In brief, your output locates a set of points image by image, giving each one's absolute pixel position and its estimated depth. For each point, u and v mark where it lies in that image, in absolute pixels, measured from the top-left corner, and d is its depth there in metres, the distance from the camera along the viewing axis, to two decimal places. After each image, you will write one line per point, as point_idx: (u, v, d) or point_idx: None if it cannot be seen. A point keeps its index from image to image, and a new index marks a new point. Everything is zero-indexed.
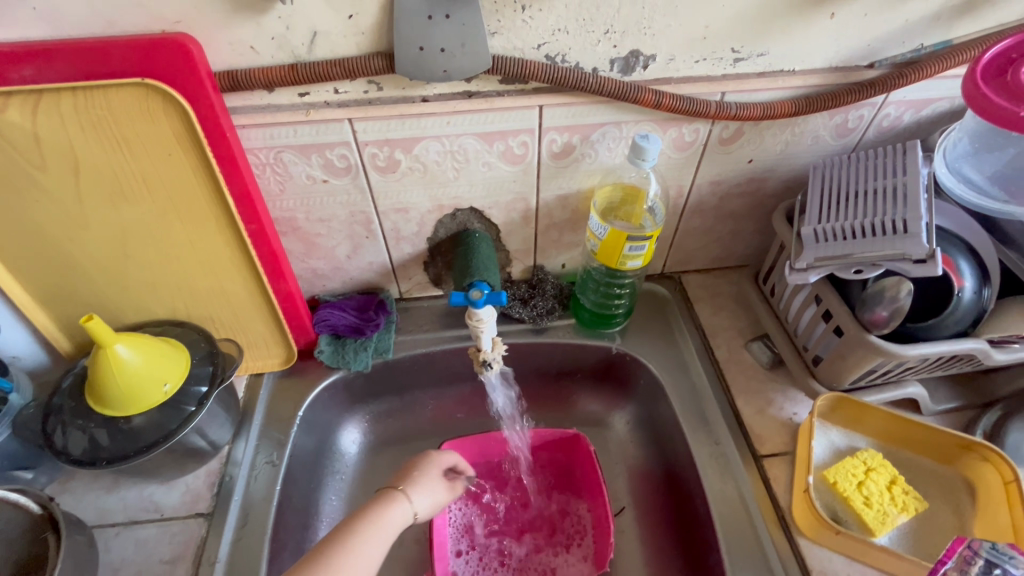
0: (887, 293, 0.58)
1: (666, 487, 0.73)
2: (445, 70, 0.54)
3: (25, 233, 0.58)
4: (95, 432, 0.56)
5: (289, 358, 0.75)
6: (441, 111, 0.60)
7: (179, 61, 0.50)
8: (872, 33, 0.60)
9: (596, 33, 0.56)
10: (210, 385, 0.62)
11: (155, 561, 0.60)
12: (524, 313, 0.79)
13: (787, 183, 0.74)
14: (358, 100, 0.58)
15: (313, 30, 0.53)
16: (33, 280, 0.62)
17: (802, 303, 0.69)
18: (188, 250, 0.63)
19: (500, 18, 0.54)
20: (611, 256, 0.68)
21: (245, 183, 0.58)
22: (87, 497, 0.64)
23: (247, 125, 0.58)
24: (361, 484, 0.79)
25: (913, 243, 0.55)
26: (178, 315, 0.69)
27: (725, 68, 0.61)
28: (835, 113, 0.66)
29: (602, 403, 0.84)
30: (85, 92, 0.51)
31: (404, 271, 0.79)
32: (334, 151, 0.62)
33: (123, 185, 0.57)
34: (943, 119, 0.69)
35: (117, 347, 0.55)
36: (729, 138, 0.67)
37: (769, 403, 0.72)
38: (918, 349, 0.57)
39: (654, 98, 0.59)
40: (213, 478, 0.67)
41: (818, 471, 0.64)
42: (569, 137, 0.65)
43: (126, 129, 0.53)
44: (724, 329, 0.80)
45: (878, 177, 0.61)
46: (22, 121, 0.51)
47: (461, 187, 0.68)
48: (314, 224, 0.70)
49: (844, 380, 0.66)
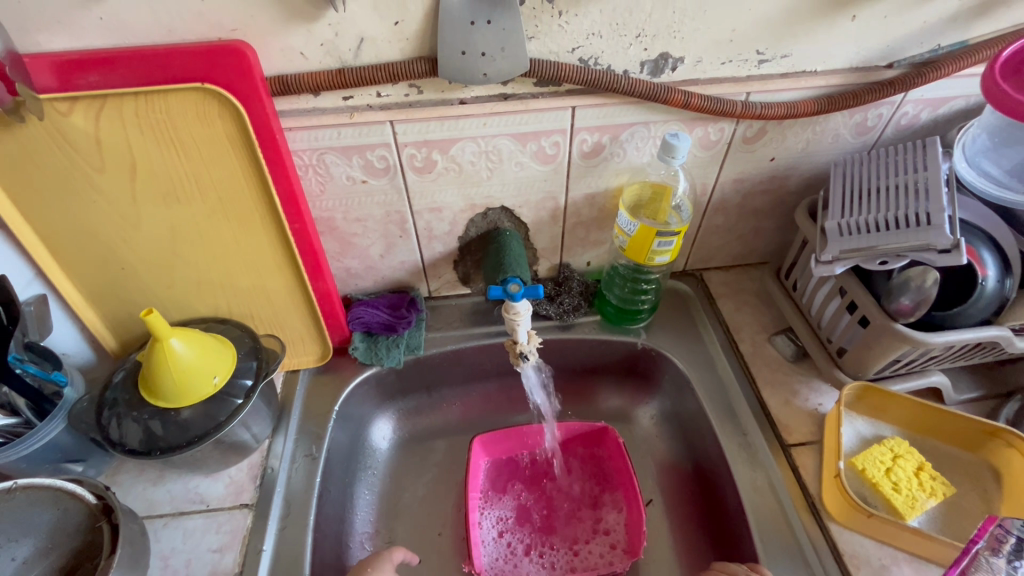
0: (912, 282, 0.59)
1: (695, 477, 0.75)
2: (485, 73, 0.57)
3: (80, 233, 0.61)
4: (149, 423, 0.58)
5: (324, 355, 0.77)
6: (478, 112, 0.62)
7: (237, 67, 0.53)
8: (891, 34, 0.62)
9: (628, 37, 0.59)
10: (255, 378, 0.64)
11: (203, 551, 0.62)
12: (551, 310, 0.81)
13: (808, 180, 0.76)
14: (399, 103, 0.61)
15: (360, 37, 0.55)
16: (84, 278, 0.64)
17: (826, 296, 0.71)
18: (234, 249, 0.65)
19: (538, 23, 0.56)
20: (640, 251, 0.70)
21: (291, 184, 0.61)
22: (135, 489, 0.66)
23: (294, 128, 0.61)
24: (393, 479, 0.80)
25: (936, 234, 0.56)
26: (220, 312, 0.71)
27: (750, 69, 0.63)
28: (856, 111, 0.69)
29: (627, 397, 0.85)
30: (146, 97, 0.53)
31: (434, 270, 0.81)
32: (374, 152, 0.64)
33: (175, 186, 0.59)
34: (959, 116, 0.71)
35: (171, 340, 0.58)
36: (753, 136, 0.69)
37: (794, 394, 0.74)
38: (944, 336, 0.59)
39: (683, 99, 0.62)
40: (255, 471, 0.68)
41: (846, 458, 0.66)
42: (599, 137, 0.67)
43: (183, 132, 0.56)
44: (747, 323, 0.82)
45: (900, 173, 0.64)
46: (85, 125, 0.54)
47: (493, 186, 0.71)
48: (351, 223, 0.72)
49: (869, 370, 0.68)
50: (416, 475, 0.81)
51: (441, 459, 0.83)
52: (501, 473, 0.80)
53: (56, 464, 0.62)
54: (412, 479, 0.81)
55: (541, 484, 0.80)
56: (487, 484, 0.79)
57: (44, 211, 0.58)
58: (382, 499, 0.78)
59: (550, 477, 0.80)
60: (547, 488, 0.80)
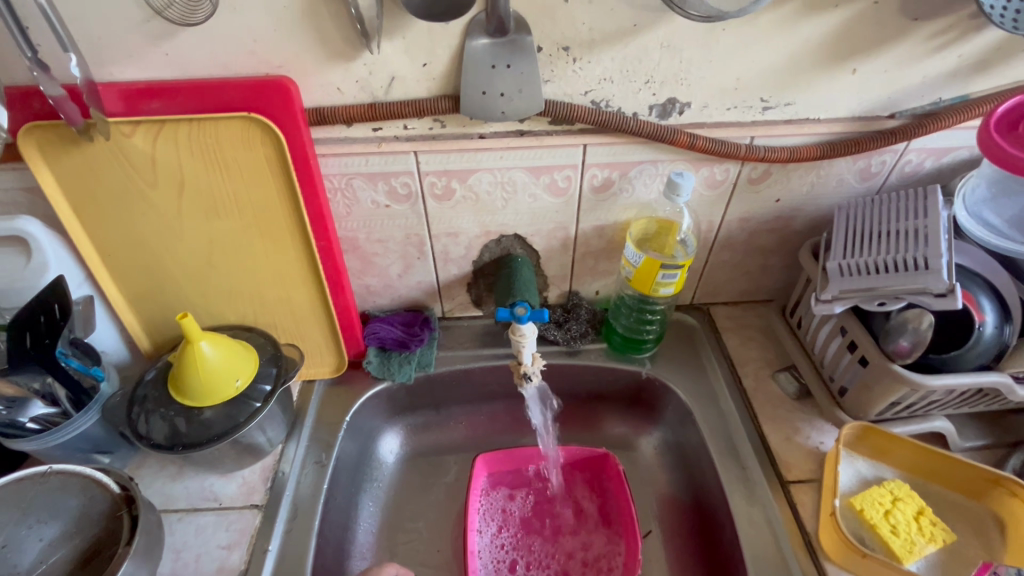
0: (910, 324, 0.60)
1: (694, 510, 0.75)
2: (503, 111, 0.62)
3: (128, 242, 0.67)
4: (175, 420, 0.63)
5: (339, 367, 0.81)
6: (496, 146, 0.67)
7: (280, 100, 0.59)
8: (891, 87, 0.65)
9: (638, 83, 0.63)
10: (274, 384, 0.67)
11: (212, 547, 0.65)
12: (558, 335, 0.84)
13: (813, 221, 0.79)
14: (424, 135, 0.66)
15: (392, 76, 0.61)
16: (128, 283, 0.70)
17: (828, 335, 0.72)
18: (264, 262, 0.70)
19: (554, 68, 0.61)
20: (645, 282, 0.73)
21: (320, 205, 0.66)
22: (154, 484, 0.70)
23: (327, 155, 0.66)
24: (397, 492, 0.83)
25: (934, 278, 0.58)
26: (246, 320, 0.76)
27: (754, 115, 0.67)
28: (859, 157, 0.71)
29: (631, 426, 0.86)
30: (199, 123, 0.59)
31: (448, 291, 0.85)
32: (398, 179, 0.69)
33: (216, 203, 0.65)
34: (963, 167, 0.73)
35: (201, 344, 0.62)
36: (758, 178, 0.73)
37: (795, 431, 0.74)
38: (942, 379, 0.60)
39: (689, 140, 0.66)
40: (267, 474, 0.72)
41: (845, 498, 0.66)
42: (609, 173, 0.71)
43: (228, 155, 0.62)
44: (751, 359, 0.83)
45: (901, 218, 0.65)
46: (144, 146, 0.60)
47: (508, 215, 0.75)
48: (373, 244, 0.77)
49: (871, 410, 0.68)
50: (419, 489, 0.83)
51: (445, 476, 0.85)
52: (502, 493, 0.82)
53: (86, 453, 0.67)
54: (414, 494, 0.83)
55: (543, 508, 0.81)
56: (488, 502, 0.81)
57: (100, 219, 0.65)
58: (384, 511, 0.80)
59: (551, 500, 0.82)
60: (547, 511, 0.81)
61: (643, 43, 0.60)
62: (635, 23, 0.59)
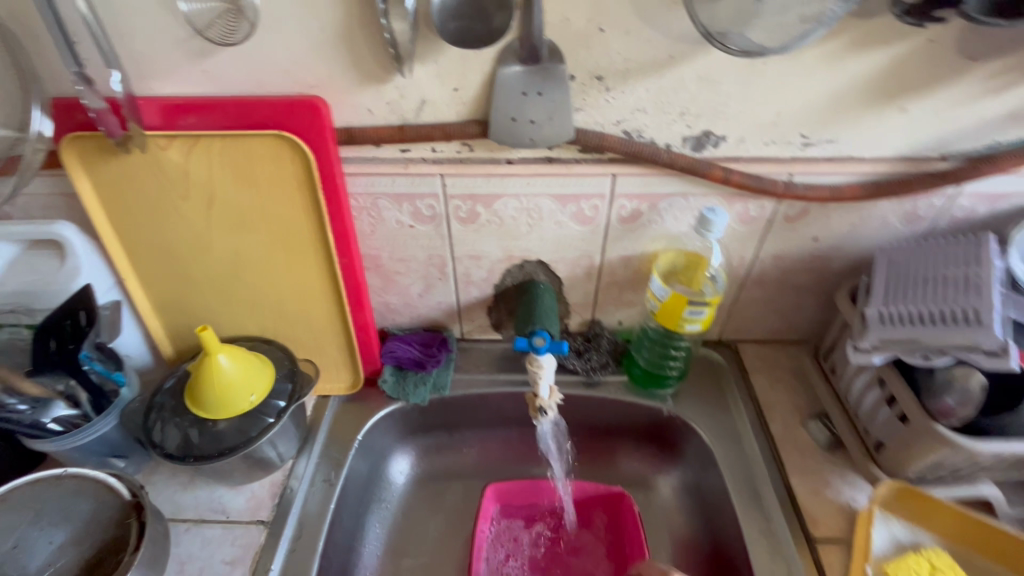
0: (957, 383, 0.57)
1: (713, 561, 0.72)
2: (532, 138, 0.61)
3: (157, 251, 0.68)
4: (188, 430, 0.63)
5: (355, 383, 0.81)
6: (524, 172, 0.66)
7: (311, 119, 0.59)
8: (943, 128, 0.62)
9: (672, 115, 0.62)
10: (288, 400, 0.67)
11: (216, 561, 0.65)
12: (578, 364, 0.82)
13: (853, 263, 0.75)
14: (452, 158, 0.66)
15: (423, 99, 0.61)
16: (155, 289, 0.71)
17: (864, 385, 0.68)
18: (286, 277, 0.71)
19: (586, 97, 0.60)
20: (670, 318, 0.71)
21: (345, 224, 0.66)
22: (165, 491, 0.70)
23: (355, 173, 0.67)
24: (404, 514, 0.81)
25: (985, 334, 0.54)
26: (266, 332, 0.76)
27: (793, 151, 0.64)
28: (905, 199, 0.68)
29: (649, 465, 0.83)
30: (232, 139, 0.60)
31: (468, 313, 0.84)
32: (423, 201, 0.69)
33: (243, 217, 0.66)
34: (1019, 213, 0.68)
35: (219, 356, 0.63)
36: (795, 216, 0.70)
37: (825, 484, 0.70)
38: (990, 445, 0.56)
39: (723, 174, 0.64)
40: (275, 489, 0.71)
41: (876, 564, 0.62)
42: (638, 204, 0.69)
43: (258, 171, 0.63)
44: (780, 403, 0.79)
45: (952, 264, 0.61)
46: (178, 159, 0.61)
47: (532, 241, 0.74)
48: (395, 262, 0.76)
49: (909, 470, 0.64)
50: (427, 514, 0.81)
51: (454, 502, 0.83)
52: (511, 527, 0.79)
53: (102, 457, 0.67)
54: (422, 519, 0.81)
55: (553, 547, 0.78)
56: (496, 535, 0.78)
57: (133, 228, 0.66)
58: (390, 534, 0.79)
59: (563, 540, 0.79)
60: (559, 550, 0.78)
61: (680, 75, 0.58)
62: (672, 55, 0.57)
